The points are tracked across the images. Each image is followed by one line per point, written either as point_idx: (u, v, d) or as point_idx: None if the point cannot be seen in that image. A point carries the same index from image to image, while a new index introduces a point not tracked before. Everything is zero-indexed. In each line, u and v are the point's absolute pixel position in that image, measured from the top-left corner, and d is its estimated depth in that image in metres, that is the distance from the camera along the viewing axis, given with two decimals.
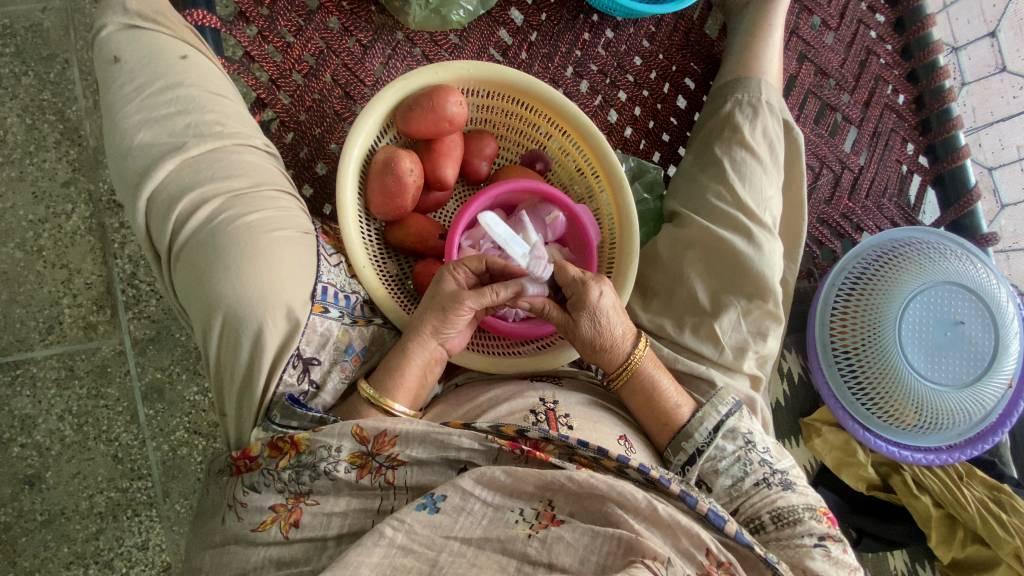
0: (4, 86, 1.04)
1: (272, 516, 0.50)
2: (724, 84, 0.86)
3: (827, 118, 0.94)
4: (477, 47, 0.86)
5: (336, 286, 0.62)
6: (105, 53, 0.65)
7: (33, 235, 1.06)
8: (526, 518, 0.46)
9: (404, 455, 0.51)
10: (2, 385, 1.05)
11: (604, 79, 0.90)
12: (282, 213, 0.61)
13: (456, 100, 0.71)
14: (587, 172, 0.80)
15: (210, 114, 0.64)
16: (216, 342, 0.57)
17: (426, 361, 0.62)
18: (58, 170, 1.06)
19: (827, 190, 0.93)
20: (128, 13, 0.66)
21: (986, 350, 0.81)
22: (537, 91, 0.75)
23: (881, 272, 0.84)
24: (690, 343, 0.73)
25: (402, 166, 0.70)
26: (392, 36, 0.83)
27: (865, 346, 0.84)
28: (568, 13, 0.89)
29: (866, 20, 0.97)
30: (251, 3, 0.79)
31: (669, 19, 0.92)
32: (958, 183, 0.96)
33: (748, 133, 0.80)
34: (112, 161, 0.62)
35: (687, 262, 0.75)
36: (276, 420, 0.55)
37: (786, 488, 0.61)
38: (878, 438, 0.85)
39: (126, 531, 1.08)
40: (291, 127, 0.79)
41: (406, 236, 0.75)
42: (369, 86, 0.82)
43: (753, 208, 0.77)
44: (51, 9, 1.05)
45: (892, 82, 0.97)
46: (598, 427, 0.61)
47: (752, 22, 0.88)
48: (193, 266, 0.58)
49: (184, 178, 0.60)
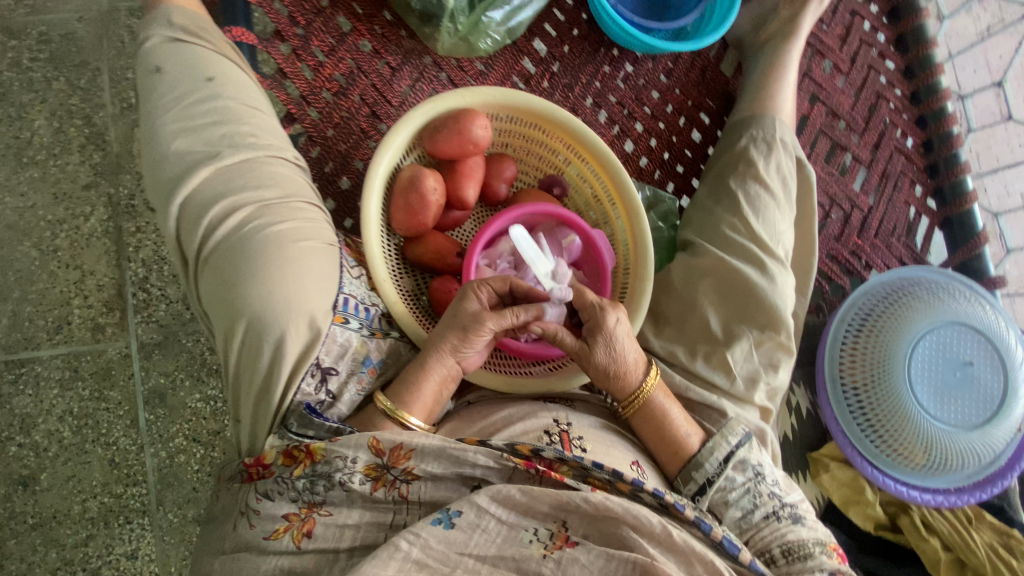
0: (36, 90, 1.08)
1: (285, 525, 0.50)
2: (738, 120, 0.89)
3: (838, 157, 0.96)
4: (501, 74, 0.89)
5: (357, 297, 0.63)
6: (148, 63, 0.68)
7: (50, 235, 1.08)
8: (540, 538, 0.47)
9: (419, 469, 0.51)
10: (5, 382, 1.05)
11: (622, 110, 0.92)
12: (309, 225, 0.63)
13: (482, 124, 0.73)
14: (603, 199, 0.82)
15: (245, 126, 0.66)
16: (237, 349, 0.58)
17: (443, 378, 0.62)
18: (80, 173, 1.09)
19: (837, 227, 0.95)
20: (173, 27, 0.69)
21: (994, 391, 0.82)
22: (560, 119, 0.77)
23: (891, 309, 0.85)
24: (702, 371, 0.73)
25: (426, 185, 0.72)
26: (421, 60, 0.86)
27: (873, 381, 0.85)
28: (589, 46, 0.92)
29: (877, 66, 1.00)
30: (288, 23, 0.82)
31: (687, 57, 0.95)
32: (966, 227, 0.98)
33: (762, 168, 0.82)
34: (147, 167, 0.64)
35: (701, 291, 0.76)
36: (292, 429, 0.55)
37: (796, 522, 0.60)
38: (886, 476, 0.84)
39: (116, 539, 1.07)
40: (318, 142, 0.81)
41: (425, 252, 0.76)
42: (396, 106, 0.85)
43: (766, 241, 0.78)
44: (86, 19, 1.09)
45: (901, 126, 1.00)
46: (611, 451, 0.61)
47: (767, 64, 0.91)
48: (219, 272, 0.59)
49: (217, 186, 0.62)
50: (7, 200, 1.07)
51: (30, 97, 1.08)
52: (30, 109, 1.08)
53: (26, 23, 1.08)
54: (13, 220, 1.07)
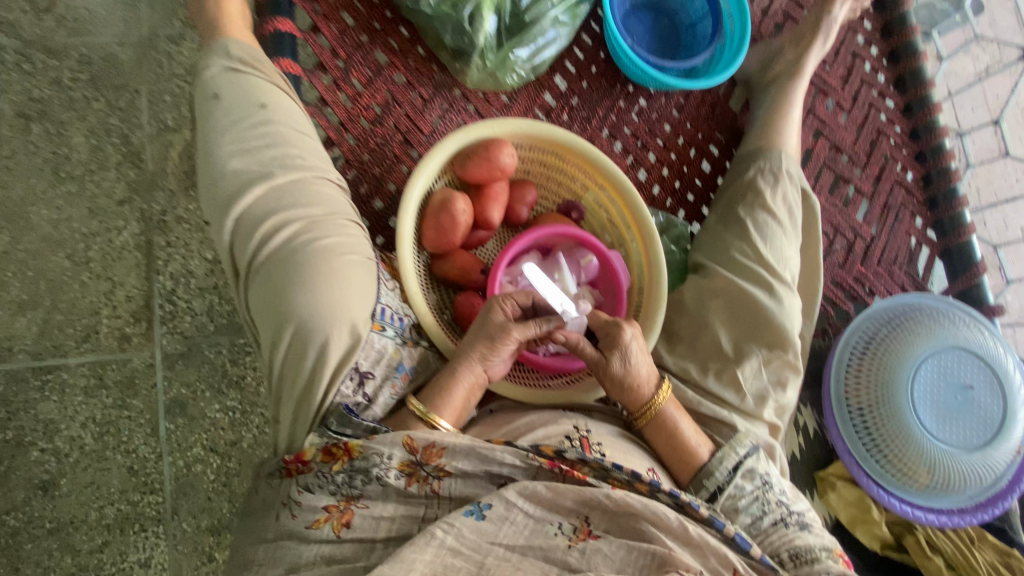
0: (75, 109, 1.15)
1: (325, 515, 0.54)
2: (747, 152, 0.94)
3: (840, 189, 1.02)
4: (524, 107, 0.96)
5: (392, 308, 0.68)
6: (207, 89, 0.74)
7: (84, 247, 1.13)
8: (564, 531, 0.50)
9: (451, 466, 0.55)
10: (30, 388, 1.10)
11: (637, 141, 0.99)
12: (351, 240, 0.68)
13: (509, 152, 0.80)
14: (618, 223, 0.88)
15: (294, 149, 0.72)
16: (283, 352, 0.62)
17: (470, 385, 0.66)
18: (116, 189, 1.15)
19: (841, 254, 0.99)
20: (230, 58, 0.76)
21: (992, 414, 0.86)
22: (580, 149, 0.83)
23: (894, 333, 0.89)
24: (713, 388, 0.77)
25: (456, 207, 0.77)
26: (451, 92, 0.93)
27: (877, 403, 0.88)
28: (606, 82, 0.99)
29: (877, 104, 1.06)
30: (330, 56, 0.89)
31: (697, 93, 1.02)
32: (965, 256, 1.03)
33: (769, 198, 0.88)
34: (203, 184, 0.70)
35: (712, 311, 0.81)
36: (332, 427, 0.59)
37: (803, 528, 0.64)
38: (892, 496, 0.86)
39: (131, 546, 1.10)
40: (354, 165, 0.88)
41: (451, 269, 0.81)
42: (427, 134, 0.91)
43: (774, 265, 0.83)
44: (128, 44, 1.17)
45: (901, 160, 1.05)
46: (628, 458, 0.65)
47: (773, 102, 0.98)
48: (269, 281, 0.64)
49: (269, 203, 0.67)
50: (44, 213, 1.13)
51: (72, 116, 1.15)
52: (71, 128, 1.15)
53: (68, 44, 1.15)
54: (49, 232, 1.12)
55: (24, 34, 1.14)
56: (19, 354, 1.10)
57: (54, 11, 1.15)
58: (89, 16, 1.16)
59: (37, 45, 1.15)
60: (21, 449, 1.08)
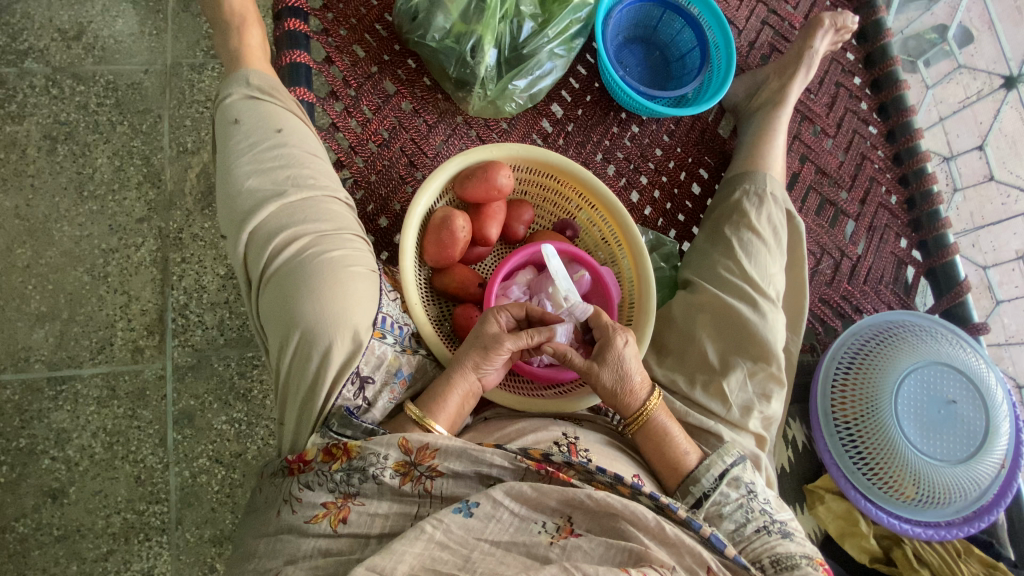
0: (100, 132, 1.23)
1: (324, 511, 0.57)
2: (733, 175, 0.99)
3: (827, 211, 1.06)
4: (522, 132, 1.02)
5: (392, 317, 0.73)
6: (228, 115, 0.81)
7: (102, 263, 1.19)
8: (548, 529, 0.53)
9: (443, 466, 0.58)
10: (45, 398, 1.14)
11: (629, 165, 1.04)
12: (357, 254, 0.73)
13: (506, 173, 0.84)
14: (611, 241, 0.92)
15: (306, 169, 0.77)
16: (290, 356, 0.66)
17: (465, 392, 0.70)
18: (135, 208, 1.22)
19: (828, 273, 1.03)
20: (250, 86, 0.83)
21: (976, 429, 0.88)
22: (574, 171, 0.88)
23: (878, 349, 0.92)
24: (700, 399, 0.80)
25: (456, 224, 0.82)
26: (453, 119, 0.99)
27: (863, 417, 0.91)
28: (600, 110, 1.05)
29: (861, 130, 1.11)
30: (342, 85, 0.96)
31: (687, 120, 1.07)
32: (950, 276, 1.06)
33: (754, 219, 0.92)
34: (222, 201, 0.76)
35: (699, 325, 0.84)
36: (333, 428, 0.63)
37: (785, 536, 0.66)
38: (879, 509, 0.89)
39: (135, 555, 1.12)
40: (362, 185, 0.93)
41: (450, 283, 0.86)
42: (431, 157, 0.97)
43: (759, 282, 0.87)
44: (151, 72, 1.25)
45: (885, 183, 1.09)
46: (614, 463, 0.68)
47: (759, 129, 1.03)
48: (279, 290, 0.69)
49: (282, 218, 0.73)
50: (67, 230, 1.19)
51: (97, 139, 1.23)
52: (95, 150, 1.22)
53: (96, 72, 1.24)
54: (70, 248, 1.19)
55: (54, 62, 1.23)
56: (37, 364, 1.15)
57: (83, 41, 1.24)
58: (115, 45, 1.25)
59: (66, 72, 1.23)
60: (34, 457, 1.12)
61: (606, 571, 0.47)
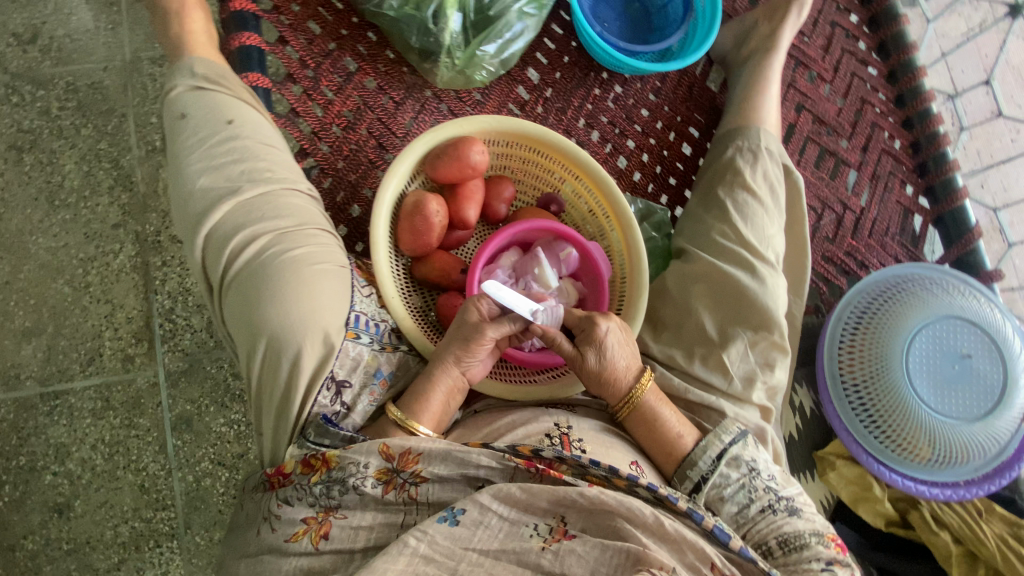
0: (65, 137, 1.17)
1: (304, 528, 0.54)
2: (725, 132, 0.93)
3: (827, 162, 0.99)
4: (497, 103, 0.95)
5: (367, 314, 0.69)
6: (174, 109, 0.74)
7: (82, 272, 1.14)
8: (540, 532, 0.51)
9: (427, 471, 0.55)
10: (40, 414, 1.10)
11: (614, 129, 0.97)
12: (322, 249, 0.69)
13: (479, 149, 0.78)
14: (598, 213, 0.86)
15: (261, 162, 0.72)
16: (258, 365, 0.63)
17: (450, 388, 0.67)
18: (109, 213, 1.16)
19: (830, 229, 0.97)
20: (195, 76, 0.76)
21: (993, 382, 0.84)
22: (553, 141, 0.82)
23: (886, 306, 0.88)
24: (700, 373, 0.76)
25: (430, 209, 0.77)
26: (422, 94, 0.93)
27: (872, 378, 0.87)
28: (579, 71, 0.98)
29: (860, 72, 1.03)
30: (299, 66, 0.88)
31: (673, 75, 1.00)
32: (959, 222, 0.99)
33: (749, 177, 0.86)
34: (175, 204, 0.71)
35: (695, 295, 0.80)
36: (310, 438, 0.60)
37: (792, 514, 0.63)
38: (892, 472, 0.87)
39: (147, 562, 1.09)
40: (330, 173, 0.87)
41: (431, 271, 0.81)
42: (400, 137, 0.91)
43: (756, 245, 0.82)
44: (111, 69, 1.18)
45: (887, 128, 1.02)
46: (610, 452, 0.65)
47: (750, 78, 0.96)
48: (240, 296, 0.65)
49: (238, 218, 0.68)
50: (41, 241, 1.14)
51: (63, 144, 1.16)
52: (62, 156, 1.16)
53: (54, 74, 1.17)
54: (47, 259, 1.14)
55: (12, 68, 1.17)
56: (28, 381, 1.11)
57: (39, 43, 1.17)
58: (72, 44, 1.18)
59: (25, 77, 1.17)
60: (36, 474, 1.09)
61: None
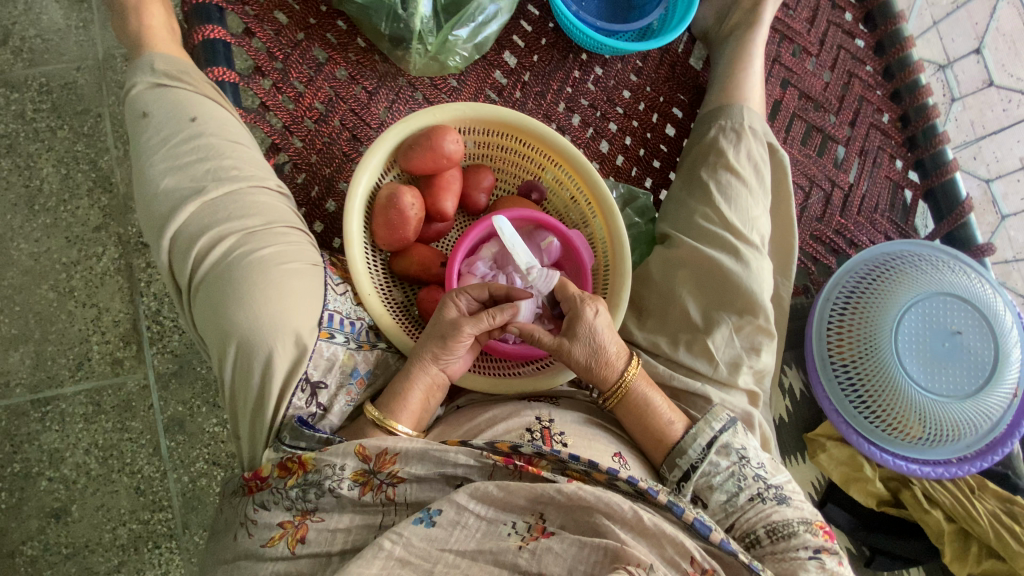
0: (42, 140, 1.10)
1: (280, 532, 0.54)
2: (708, 111, 0.90)
3: (814, 139, 0.96)
4: (474, 89, 0.92)
5: (342, 312, 0.68)
6: (135, 108, 0.72)
7: (66, 277, 1.08)
8: (518, 531, 0.50)
9: (404, 472, 0.55)
10: (32, 421, 1.05)
11: (595, 112, 0.94)
12: (292, 248, 0.68)
13: (453, 138, 0.76)
14: (580, 200, 0.84)
15: (227, 160, 0.70)
16: (231, 368, 0.62)
17: (428, 386, 0.66)
18: (90, 216, 1.10)
19: (818, 208, 0.94)
20: (155, 73, 0.73)
21: (985, 359, 0.83)
22: (529, 128, 0.79)
23: (874, 286, 0.86)
24: (685, 360, 0.75)
25: (404, 201, 0.75)
26: (395, 82, 0.89)
27: (862, 359, 0.86)
28: (558, 53, 0.95)
29: (846, 45, 1.00)
30: (267, 58, 0.85)
31: (655, 54, 0.97)
32: (950, 196, 0.97)
33: (732, 158, 0.84)
34: (140, 206, 0.69)
35: (678, 281, 0.78)
36: (286, 441, 0.59)
37: (780, 502, 0.63)
38: (884, 451, 0.86)
39: (148, 564, 1.05)
40: (303, 168, 0.84)
41: (409, 265, 0.79)
42: (375, 128, 0.88)
43: (740, 228, 0.80)
44: (84, 68, 1.12)
45: (875, 102, 0.99)
46: (593, 444, 0.64)
47: (732, 54, 0.93)
48: (210, 298, 0.64)
49: (203, 219, 0.66)
50: (22, 246, 1.08)
51: (39, 147, 1.10)
52: (37, 158, 1.10)
53: (26, 75, 1.11)
54: (30, 265, 1.08)
55: None
56: (17, 389, 1.05)
57: (10, 44, 1.11)
58: (43, 44, 1.11)
59: None
60: (30, 480, 1.04)
61: None
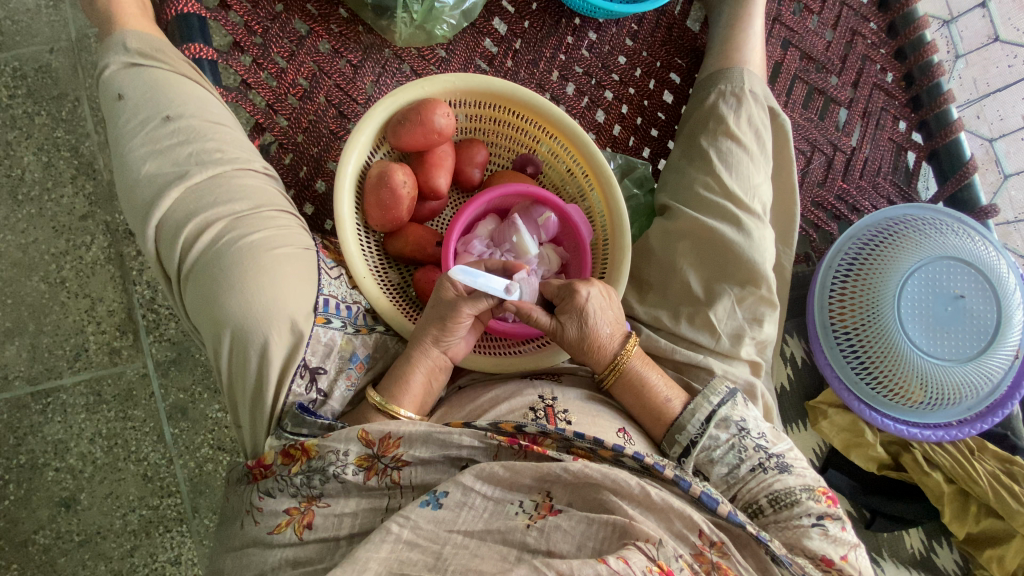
0: (19, 127, 1.06)
1: (287, 519, 0.53)
2: (708, 75, 0.87)
3: (816, 101, 0.93)
4: (464, 59, 0.88)
5: (337, 297, 0.67)
6: (110, 91, 0.69)
7: (56, 268, 1.06)
8: (525, 509, 0.50)
9: (408, 455, 0.54)
10: (33, 413, 1.04)
11: (590, 79, 0.91)
12: (282, 232, 0.66)
13: (444, 112, 0.73)
14: (576, 172, 0.82)
15: (210, 141, 0.67)
16: (227, 358, 0.61)
17: (430, 369, 0.65)
18: (75, 205, 1.07)
19: (820, 172, 0.92)
20: (128, 52, 0.69)
21: (988, 322, 0.82)
22: (523, 98, 0.76)
23: (878, 252, 0.85)
24: (687, 333, 0.74)
25: (396, 179, 0.72)
26: (381, 54, 0.86)
27: (864, 325, 0.86)
28: (550, 18, 0.90)
29: (850, 2, 0.96)
30: (244, 32, 0.81)
31: (651, 16, 0.93)
32: (954, 156, 0.95)
33: (733, 124, 0.81)
34: (122, 194, 0.66)
35: (679, 253, 0.77)
36: (287, 429, 0.58)
37: (782, 470, 0.63)
38: (884, 417, 0.87)
39: (160, 547, 1.06)
40: (290, 148, 0.81)
41: (405, 245, 0.77)
42: (362, 104, 0.84)
43: (741, 196, 0.78)
44: (58, 49, 1.07)
45: (880, 61, 0.96)
46: (597, 421, 0.64)
47: (731, 14, 0.89)
48: (201, 287, 0.63)
49: (189, 205, 0.64)
50: (9, 238, 1.05)
51: (16, 135, 1.06)
52: (16, 147, 1.06)
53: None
54: (19, 257, 1.05)
55: None
56: (16, 382, 1.04)
57: None
58: (13, 26, 1.06)
59: None
60: (36, 471, 1.03)
61: (580, 562, 0.43)
